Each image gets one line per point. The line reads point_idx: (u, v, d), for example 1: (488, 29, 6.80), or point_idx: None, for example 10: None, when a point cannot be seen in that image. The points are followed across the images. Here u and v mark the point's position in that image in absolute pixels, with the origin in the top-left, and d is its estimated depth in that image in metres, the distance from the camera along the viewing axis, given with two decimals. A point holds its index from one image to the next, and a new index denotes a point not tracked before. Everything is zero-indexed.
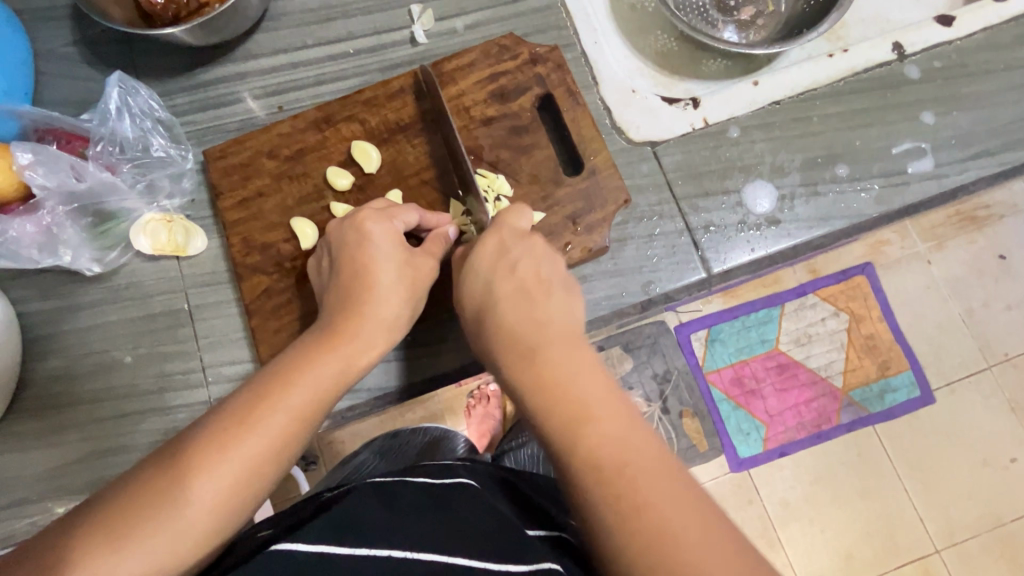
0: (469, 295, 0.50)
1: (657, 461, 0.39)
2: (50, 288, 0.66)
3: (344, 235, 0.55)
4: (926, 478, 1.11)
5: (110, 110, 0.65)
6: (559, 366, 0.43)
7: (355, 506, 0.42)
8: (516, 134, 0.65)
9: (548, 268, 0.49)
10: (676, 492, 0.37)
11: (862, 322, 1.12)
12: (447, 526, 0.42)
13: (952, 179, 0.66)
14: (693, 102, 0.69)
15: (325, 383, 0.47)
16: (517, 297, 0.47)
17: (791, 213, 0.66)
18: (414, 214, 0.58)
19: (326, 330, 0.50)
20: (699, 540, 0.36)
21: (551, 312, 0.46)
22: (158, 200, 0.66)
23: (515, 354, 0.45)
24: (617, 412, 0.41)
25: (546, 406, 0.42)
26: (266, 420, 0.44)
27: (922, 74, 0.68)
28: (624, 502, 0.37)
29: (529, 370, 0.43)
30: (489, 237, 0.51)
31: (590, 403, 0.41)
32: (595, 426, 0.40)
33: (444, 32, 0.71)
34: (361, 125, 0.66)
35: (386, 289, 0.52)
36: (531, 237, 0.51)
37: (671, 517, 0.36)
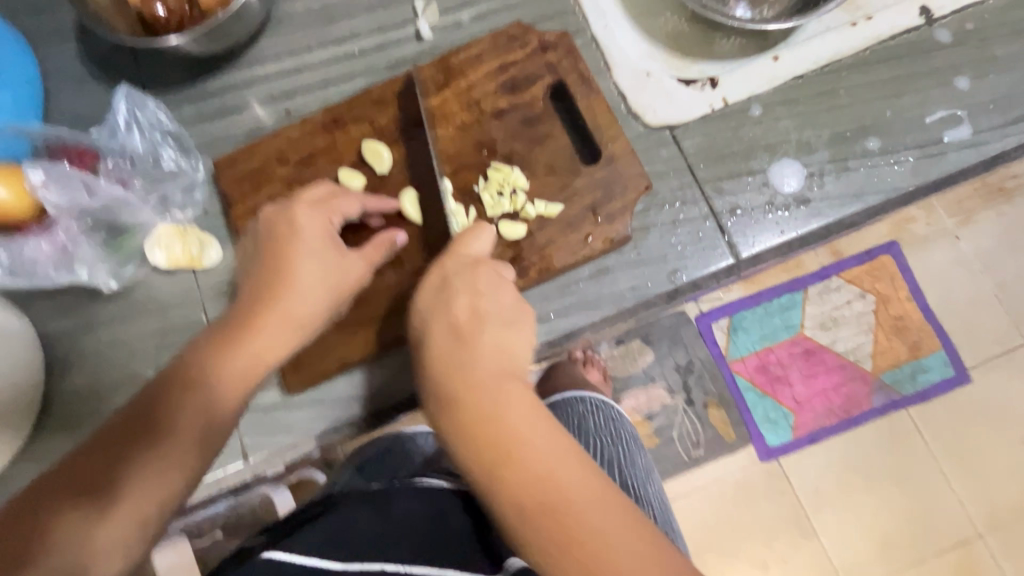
0: (440, 327, 0.50)
1: (591, 494, 0.43)
2: (69, 306, 0.65)
3: (268, 230, 0.56)
4: (966, 460, 1.07)
5: (120, 125, 0.65)
6: (503, 407, 0.46)
7: (349, 522, 0.52)
8: (529, 125, 0.63)
9: (488, 301, 0.50)
10: (607, 520, 0.42)
11: (889, 303, 1.06)
12: (428, 535, 0.53)
13: (992, 146, 0.63)
14: (711, 81, 0.66)
15: (239, 378, 0.51)
16: (452, 338, 0.49)
17: (820, 191, 0.63)
18: (355, 204, 0.58)
19: (240, 319, 0.53)
20: (628, 553, 0.41)
21: (485, 354, 0.48)
22: (171, 212, 0.66)
23: (443, 406, 0.47)
24: (545, 449, 0.44)
25: (479, 455, 0.44)
26: (182, 415, 0.48)
27: (953, 37, 0.65)
28: (563, 536, 0.41)
29: (473, 408, 0.46)
30: (433, 275, 0.52)
31: (532, 449, 0.44)
32: (524, 464, 0.44)
33: (450, 25, 0.70)
34: (370, 125, 0.65)
35: (307, 288, 0.54)
36: (484, 266, 0.52)
37: (605, 534, 0.41)
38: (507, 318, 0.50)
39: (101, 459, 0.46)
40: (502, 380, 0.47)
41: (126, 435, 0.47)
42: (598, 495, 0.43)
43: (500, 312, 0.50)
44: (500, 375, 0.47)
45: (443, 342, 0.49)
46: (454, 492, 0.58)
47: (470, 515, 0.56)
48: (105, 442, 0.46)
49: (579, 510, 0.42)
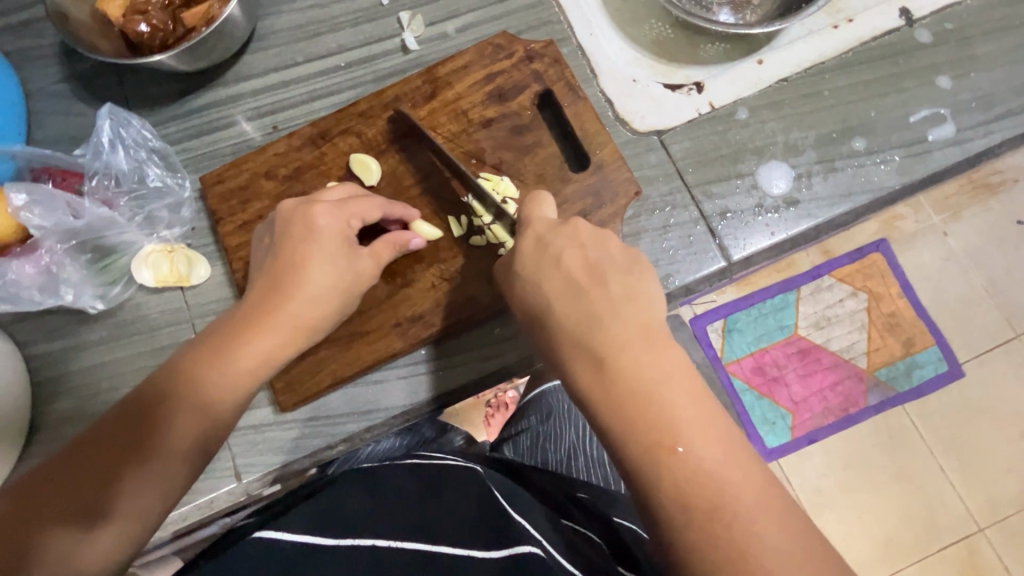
0: (522, 297, 0.49)
1: (744, 486, 0.39)
2: (55, 329, 0.64)
3: (287, 226, 0.54)
4: (964, 456, 1.07)
5: (103, 144, 0.64)
6: (631, 367, 0.43)
7: (345, 502, 0.47)
8: (517, 133, 0.63)
9: (595, 252, 0.48)
10: (718, 462, 0.40)
11: (882, 300, 1.07)
12: (433, 513, 0.46)
13: (976, 143, 0.64)
14: (697, 86, 0.66)
15: (242, 376, 0.50)
16: (573, 293, 0.47)
17: (809, 192, 0.63)
18: (376, 210, 0.57)
19: (241, 320, 0.52)
20: (758, 516, 0.38)
21: (621, 307, 0.45)
22: (158, 231, 0.65)
23: (585, 358, 0.44)
24: (701, 421, 0.41)
25: (626, 418, 0.42)
26: (182, 406, 0.48)
27: (934, 37, 0.66)
28: (689, 504, 0.39)
29: (596, 379, 0.43)
30: (525, 237, 0.51)
31: (648, 397, 0.42)
32: (651, 429, 0.41)
33: (436, 36, 0.70)
34: (358, 138, 0.64)
35: (317, 292, 0.53)
36: (568, 224, 0.51)
37: (729, 501, 0.39)
38: (586, 267, 0.48)
39: (91, 460, 0.45)
40: (589, 329, 0.45)
41: (118, 435, 0.46)
42: (730, 460, 0.40)
43: (581, 261, 0.48)
44: (588, 332, 0.45)
45: (527, 308, 0.49)
46: (459, 474, 0.53)
47: (475, 494, 0.48)
48: (103, 438, 0.46)
49: (696, 470, 0.39)
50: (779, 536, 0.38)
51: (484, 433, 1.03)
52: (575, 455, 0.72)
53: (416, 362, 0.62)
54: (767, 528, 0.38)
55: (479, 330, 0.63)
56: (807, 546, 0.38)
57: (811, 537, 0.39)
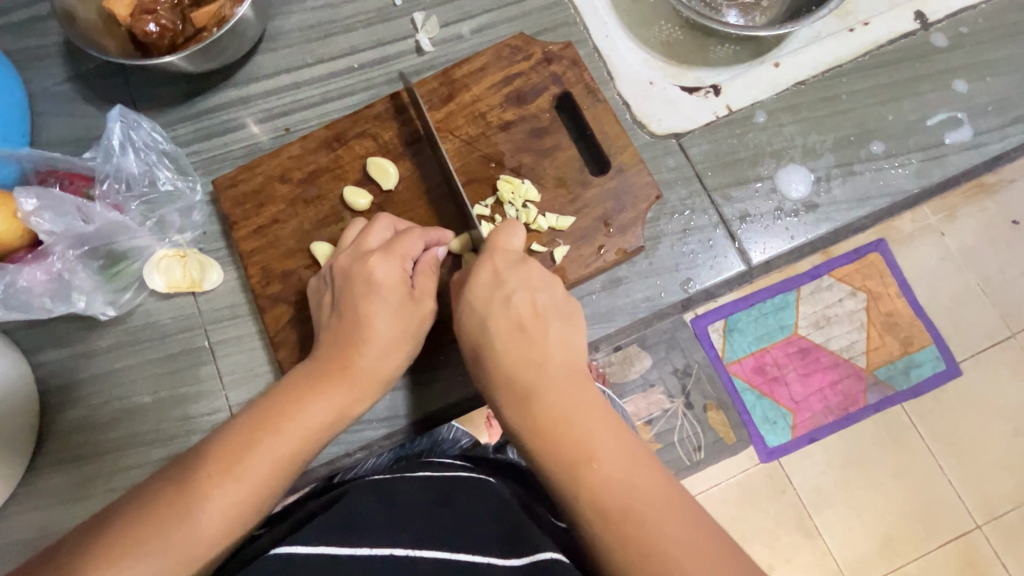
0: (467, 326, 0.49)
1: (660, 499, 0.39)
2: (63, 336, 0.63)
3: (342, 278, 0.54)
4: (966, 455, 1.08)
5: (113, 146, 0.62)
6: (555, 404, 0.43)
7: (355, 509, 0.47)
8: (536, 137, 0.63)
9: (541, 296, 0.48)
10: (632, 477, 0.40)
11: (879, 300, 1.07)
12: (452, 519, 0.47)
13: (992, 147, 0.64)
14: (714, 89, 0.66)
15: (319, 425, 0.49)
16: (513, 333, 0.46)
17: (828, 196, 0.63)
18: (418, 242, 0.56)
19: (318, 371, 0.51)
20: (670, 525, 0.38)
21: (551, 347, 0.45)
22: (169, 235, 0.63)
23: (515, 394, 0.44)
24: (618, 449, 0.41)
25: (547, 448, 0.41)
26: (253, 462, 0.46)
27: (949, 41, 0.66)
28: (606, 518, 0.38)
29: (522, 413, 0.43)
30: (482, 267, 0.50)
31: (567, 428, 0.42)
32: (570, 453, 0.41)
33: (451, 37, 0.69)
34: (374, 141, 0.63)
35: (386, 342, 0.52)
36: (527, 262, 0.50)
37: (648, 513, 0.38)
38: (534, 312, 0.47)
39: (171, 492, 0.44)
40: (525, 370, 0.45)
41: (199, 469, 0.45)
42: (646, 475, 0.40)
43: (529, 304, 0.48)
44: (520, 372, 0.45)
45: (471, 349, 0.48)
46: (469, 483, 0.52)
47: (492, 503, 0.50)
48: (183, 472, 0.45)
49: (612, 488, 0.39)
50: (692, 548, 0.37)
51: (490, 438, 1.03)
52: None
53: (434, 367, 0.63)
54: (677, 533, 0.37)
55: None
56: (731, 562, 0.37)
57: (729, 549, 0.38)
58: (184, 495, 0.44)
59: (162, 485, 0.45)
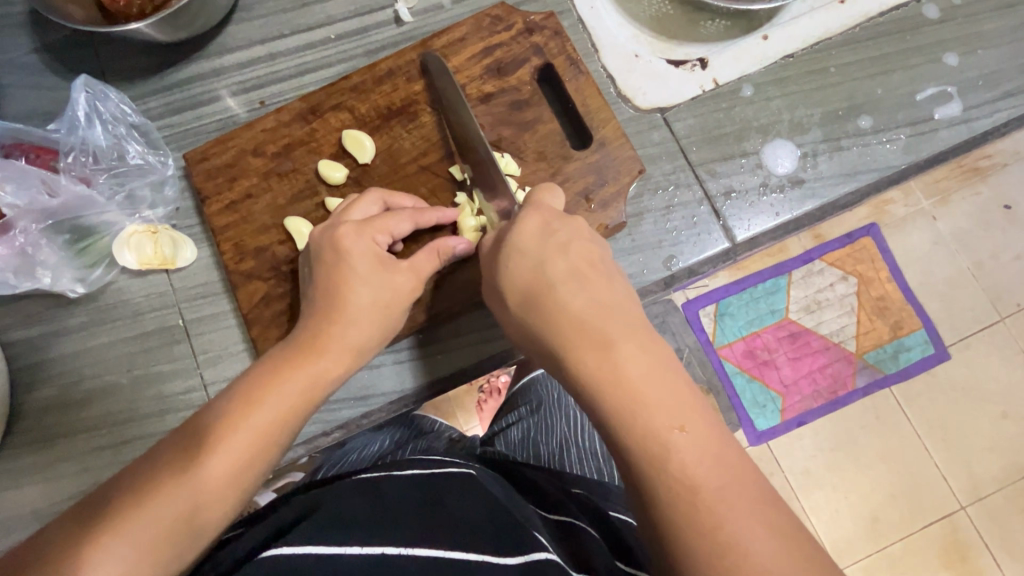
0: (512, 277, 0.45)
1: (746, 483, 0.36)
2: (32, 314, 0.61)
3: (320, 252, 0.53)
4: (950, 435, 1.08)
5: (79, 118, 0.60)
6: (633, 361, 0.39)
7: (342, 510, 0.45)
8: (516, 110, 0.61)
9: (597, 253, 0.46)
10: (711, 450, 0.36)
11: (872, 284, 1.07)
12: (440, 518, 0.46)
13: (982, 122, 0.63)
14: (700, 62, 0.64)
15: (287, 406, 0.48)
16: (578, 283, 0.43)
17: (815, 171, 0.62)
18: (405, 222, 0.55)
19: (296, 344, 0.50)
20: (751, 518, 0.34)
21: (620, 302, 0.43)
22: (140, 210, 0.62)
23: (584, 342, 0.40)
24: (698, 420, 0.38)
25: (618, 404, 0.38)
26: (235, 436, 0.45)
27: (941, 13, 0.64)
28: (679, 497, 0.35)
29: (597, 361, 0.39)
30: (531, 216, 0.46)
31: (641, 390, 0.38)
32: (651, 414, 0.37)
33: (431, 7, 0.67)
34: (350, 114, 0.62)
35: (361, 308, 0.51)
36: (574, 219, 0.48)
37: (729, 494, 0.35)
38: (591, 265, 0.45)
39: (144, 475, 0.43)
40: (600, 319, 0.41)
41: (183, 444, 0.45)
42: (721, 449, 0.37)
43: (587, 258, 0.45)
44: (593, 322, 0.41)
45: (521, 295, 0.44)
46: (456, 480, 0.51)
47: (482, 501, 0.49)
48: (154, 462, 0.44)
49: (689, 462, 0.36)
50: (771, 541, 0.33)
51: (478, 420, 1.06)
52: (568, 447, 0.73)
53: (414, 345, 0.61)
54: (750, 519, 0.34)
55: (479, 312, 0.62)
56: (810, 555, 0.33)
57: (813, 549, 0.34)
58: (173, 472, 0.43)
59: (149, 465, 0.44)
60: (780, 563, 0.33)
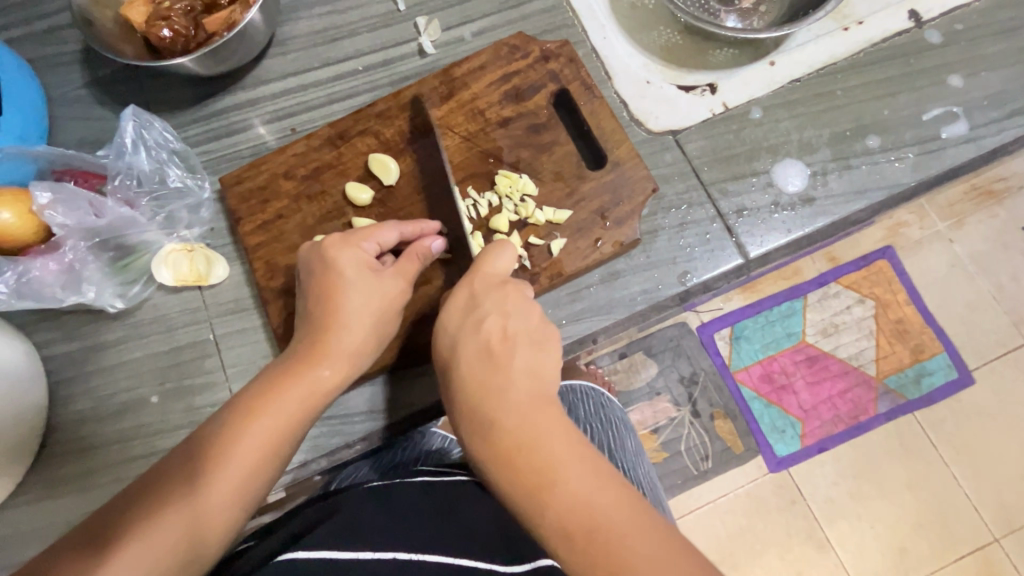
0: (437, 352, 0.50)
1: (634, 523, 0.40)
2: (74, 330, 0.65)
3: (313, 265, 0.55)
4: (977, 459, 1.06)
5: (126, 144, 0.64)
6: (511, 421, 0.44)
7: (358, 515, 0.46)
8: (534, 133, 0.64)
9: (515, 321, 0.49)
10: (592, 495, 0.40)
11: (889, 307, 1.08)
12: (452, 527, 0.49)
13: (990, 140, 0.64)
14: (710, 87, 0.67)
15: (287, 417, 0.50)
16: (479, 357, 0.47)
17: (824, 189, 0.64)
18: (391, 233, 0.57)
19: (295, 356, 0.52)
20: (647, 561, 0.38)
21: (516, 372, 0.46)
22: (177, 230, 0.65)
23: (471, 422, 0.45)
24: (583, 464, 0.42)
25: (506, 474, 0.43)
26: (237, 448, 0.47)
27: (943, 38, 0.67)
28: (579, 551, 0.39)
29: (486, 438, 0.44)
30: (460, 290, 0.51)
31: (544, 457, 0.42)
32: (543, 477, 0.41)
33: (452, 40, 0.71)
34: (376, 138, 0.65)
35: (358, 318, 0.53)
36: (506, 285, 0.51)
37: (628, 538, 0.39)
38: (503, 338, 0.48)
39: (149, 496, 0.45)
40: (482, 399, 0.46)
41: (192, 460, 0.47)
42: (614, 493, 0.41)
43: (500, 328, 0.48)
44: (482, 391, 0.46)
45: (441, 365, 0.50)
46: (464, 491, 0.54)
47: (492, 512, 0.53)
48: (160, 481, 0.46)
49: (583, 503, 0.40)
50: (663, 562, 0.38)
51: None
52: None
53: (432, 359, 0.62)
54: (635, 535, 0.39)
55: None
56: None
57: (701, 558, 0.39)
58: (180, 490, 0.45)
59: (156, 484, 0.46)
60: None
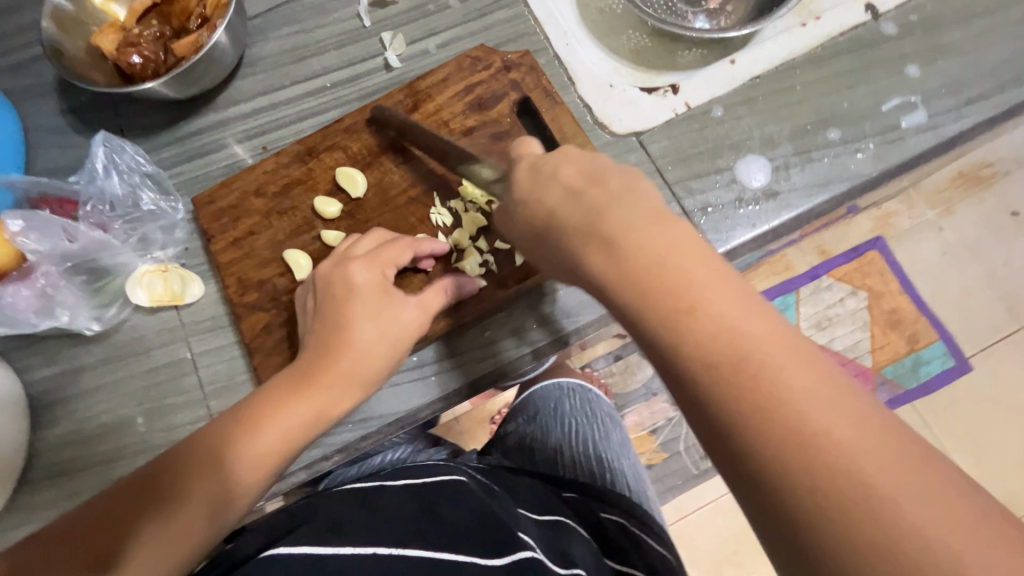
0: (518, 221, 0.44)
1: (790, 343, 0.32)
2: (53, 354, 0.65)
3: (330, 287, 0.57)
4: (972, 446, 1.05)
5: (97, 169, 0.66)
6: (646, 238, 0.36)
7: (338, 517, 0.47)
8: (497, 140, 0.65)
9: (593, 164, 0.42)
10: (742, 319, 0.33)
11: (882, 297, 1.08)
12: (431, 522, 0.48)
13: (949, 127, 0.65)
14: (672, 88, 0.68)
15: (286, 437, 0.52)
16: (572, 194, 0.41)
17: (788, 183, 0.64)
18: (405, 251, 0.59)
19: (305, 371, 0.54)
20: (801, 380, 0.31)
21: (626, 190, 0.39)
22: (152, 252, 0.66)
23: (585, 239, 0.39)
24: (731, 290, 0.34)
25: (629, 282, 0.36)
26: (236, 460, 0.51)
27: (900, 29, 0.67)
28: (719, 362, 0.32)
29: (608, 259, 0.37)
30: (519, 163, 0.45)
31: (671, 265, 0.35)
32: (677, 296, 0.34)
33: (417, 53, 0.72)
34: (343, 152, 0.66)
35: (368, 345, 0.55)
36: (561, 149, 0.44)
37: (770, 362, 0.32)
38: (586, 174, 0.42)
39: (152, 486, 0.50)
40: (590, 220, 0.38)
41: (201, 459, 0.51)
42: (768, 327, 0.33)
43: (580, 170, 0.42)
44: (595, 220, 0.38)
45: (527, 229, 0.44)
46: (446, 488, 0.54)
47: (473, 505, 0.52)
48: (163, 475, 0.50)
49: (725, 328, 0.33)
50: (851, 418, 0.30)
51: None
52: (562, 451, 0.80)
53: (404, 368, 0.63)
54: (801, 373, 0.31)
55: (471, 332, 0.63)
56: (875, 416, 0.30)
57: (868, 398, 0.31)
58: (174, 491, 0.49)
59: (161, 476, 0.50)
60: (822, 414, 0.30)
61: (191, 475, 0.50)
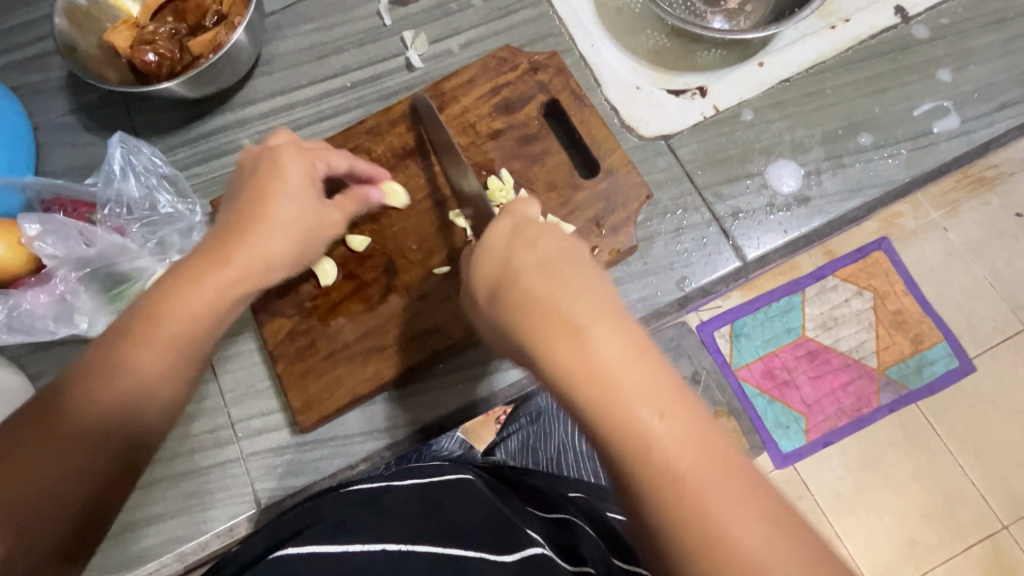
0: (482, 275, 0.43)
1: (734, 473, 0.33)
2: (68, 360, 0.64)
3: (256, 164, 0.53)
4: (983, 449, 1.05)
5: (114, 171, 0.64)
6: (601, 348, 0.35)
7: (347, 515, 0.45)
8: (525, 143, 0.64)
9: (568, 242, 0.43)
10: (686, 440, 0.33)
11: (887, 298, 1.05)
12: (435, 523, 0.45)
13: (980, 134, 0.64)
14: (700, 90, 0.67)
15: (205, 314, 0.47)
16: (543, 274, 0.39)
17: (819, 189, 0.63)
18: (343, 160, 0.57)
19: (213, 246, 0.50)
20: (734, 501, 0.32)
21: (586, 282, 0.38)
22: (170, 255, 0.64)
23: (550, 327, 0.37)
24: (674, 399, 0.34)
25: (585, 400, 0.35)
26: (144, 350, 0.45)
27: (931, 32, 0.67)
28: (664, 488, 0.33)
29: (570, 352, 0.36)
30: (501, 222, 0.45)
31: (623, 381, 0.34)
32: (621, 400, 0.34)
33: (440, 53, 0.71)
34: (367, 155, 0.65)
35: (281, 224, 0.51)
36: (548, 223, 0.45)
37: (712, 480, 0.32)
38: (562, 255, 0.41)
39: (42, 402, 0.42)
40: (556, 310, 0.37)
41: (98, 364, 0.44)
42: (713, 450, 0.33)
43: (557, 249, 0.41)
44: (556, 310, 0.37)
45: (485, 293, 0.43)
46: (456, 486, 0.51)
47: (479, 508, 0.48)
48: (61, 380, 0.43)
49: (668, 454, 0.33)
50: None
51: None
52: (565, 452, 0.78)
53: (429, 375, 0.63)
54: (731, 500, 0.32)
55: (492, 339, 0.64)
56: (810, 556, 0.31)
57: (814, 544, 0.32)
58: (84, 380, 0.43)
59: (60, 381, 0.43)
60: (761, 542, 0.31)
61: (95, 388, 0.43)
